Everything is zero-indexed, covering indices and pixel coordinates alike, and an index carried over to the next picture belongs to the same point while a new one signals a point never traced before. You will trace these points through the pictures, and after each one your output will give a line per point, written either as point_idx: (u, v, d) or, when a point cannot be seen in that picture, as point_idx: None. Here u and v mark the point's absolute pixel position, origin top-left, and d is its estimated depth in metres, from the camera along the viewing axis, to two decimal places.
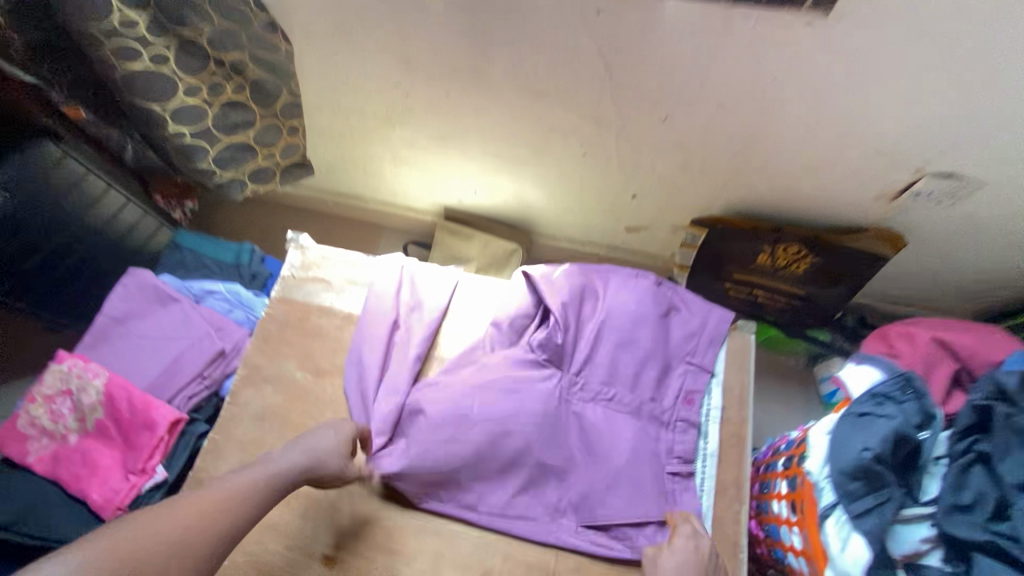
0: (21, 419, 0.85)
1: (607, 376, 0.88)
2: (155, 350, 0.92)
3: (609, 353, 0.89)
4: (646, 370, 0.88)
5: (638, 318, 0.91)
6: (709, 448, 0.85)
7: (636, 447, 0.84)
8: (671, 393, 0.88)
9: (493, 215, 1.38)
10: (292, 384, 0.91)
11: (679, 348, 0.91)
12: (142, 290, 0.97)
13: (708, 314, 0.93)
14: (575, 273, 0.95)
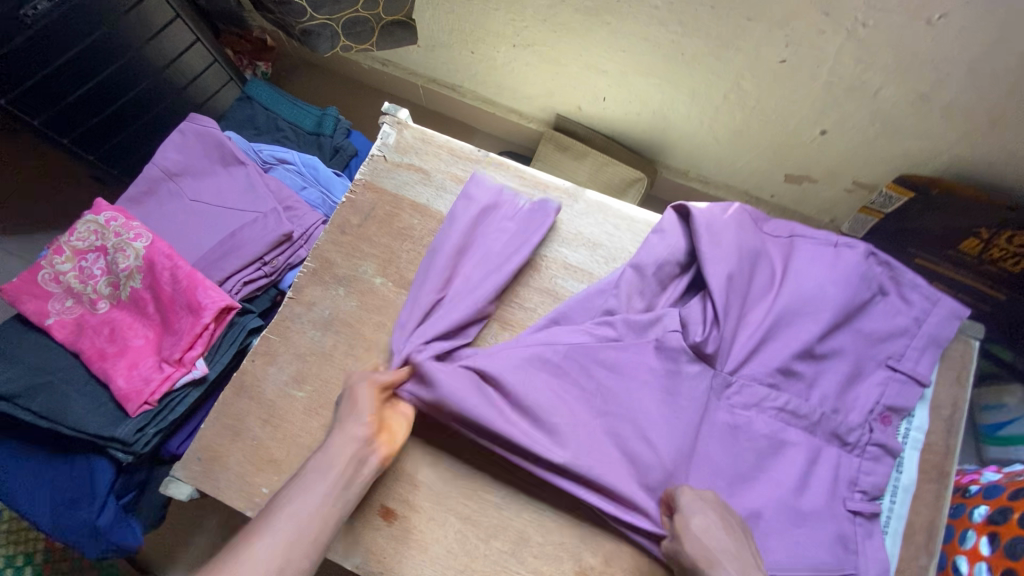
0: (43, 273, 0.68)
1: (781, 376, 0.66)
2: (212, 219, 0.74)
3: (789, 346, 0.67)
4: (828, 377, 0.67)
5: (830, 309, 0.68)
6: (903, 480, 0.66)
7: (804, 478, 0.64)
8: (861, 408, 0.67)
9: (617, 133, 1.13)
10: (369, 288, 0.73)
11: (880, 348, 0.69)
12: (204, 144, 0.78)
13: (931, 308, 0.70)
14: (747, 229, 0.71)
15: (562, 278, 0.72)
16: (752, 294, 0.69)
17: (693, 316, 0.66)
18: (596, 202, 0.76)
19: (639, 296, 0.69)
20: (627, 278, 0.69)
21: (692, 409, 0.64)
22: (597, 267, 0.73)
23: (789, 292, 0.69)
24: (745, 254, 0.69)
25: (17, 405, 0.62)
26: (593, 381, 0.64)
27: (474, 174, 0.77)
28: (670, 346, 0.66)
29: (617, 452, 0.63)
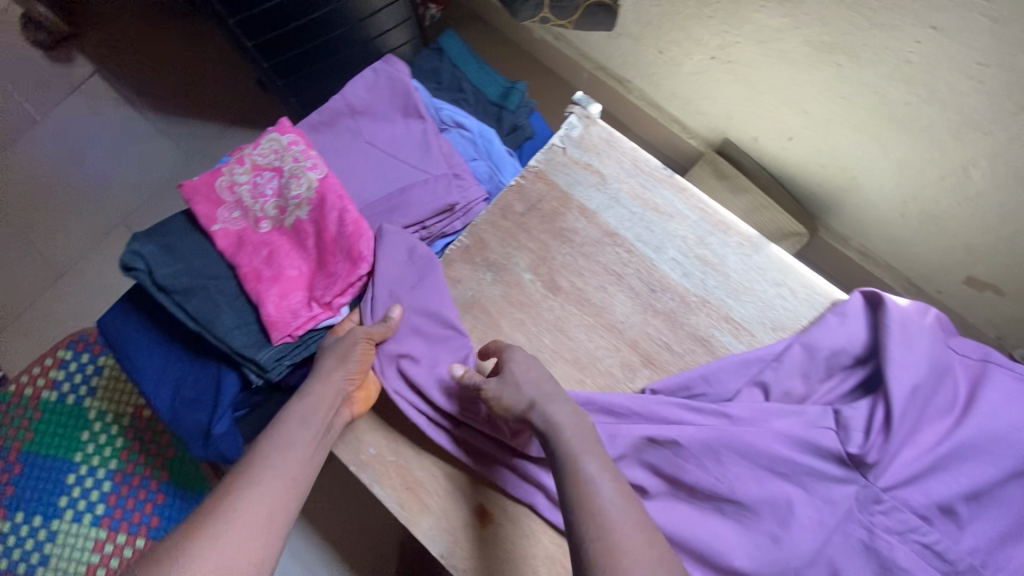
0: (220, 179, 0.69)
1: (934, 515, 0.58)
2: (382, 169, 0.73)
3: (953, 484, 0.58)
4: (990, 531, 0.58)
5: (1015, 460, 0.59)
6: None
7: None
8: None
9: (786, 177, 1.04)
10: (516, 281, 0.70)
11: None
12: (392, 88, 0.76)
13: None
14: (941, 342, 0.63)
15: (720, 330, 0.66)
16: (927, 412, 0.61)
17: (856, 422, 0.59)
18: (779, 260, 0.69)
19: (804, 376, 0.63)
20: (794, 357, 0.63)
21: (828, 518, 0.58)
22: (762, 330, 0.66)
23: (974, 424, 0.59)
24: (935, 369, 0.60)
25: (174, 300, 0.65)
26: (725, 457, 0.59)
27: (655, 193, 0.71)
28: (820, 442, 0.59)
29: (730, 534, 0.58)
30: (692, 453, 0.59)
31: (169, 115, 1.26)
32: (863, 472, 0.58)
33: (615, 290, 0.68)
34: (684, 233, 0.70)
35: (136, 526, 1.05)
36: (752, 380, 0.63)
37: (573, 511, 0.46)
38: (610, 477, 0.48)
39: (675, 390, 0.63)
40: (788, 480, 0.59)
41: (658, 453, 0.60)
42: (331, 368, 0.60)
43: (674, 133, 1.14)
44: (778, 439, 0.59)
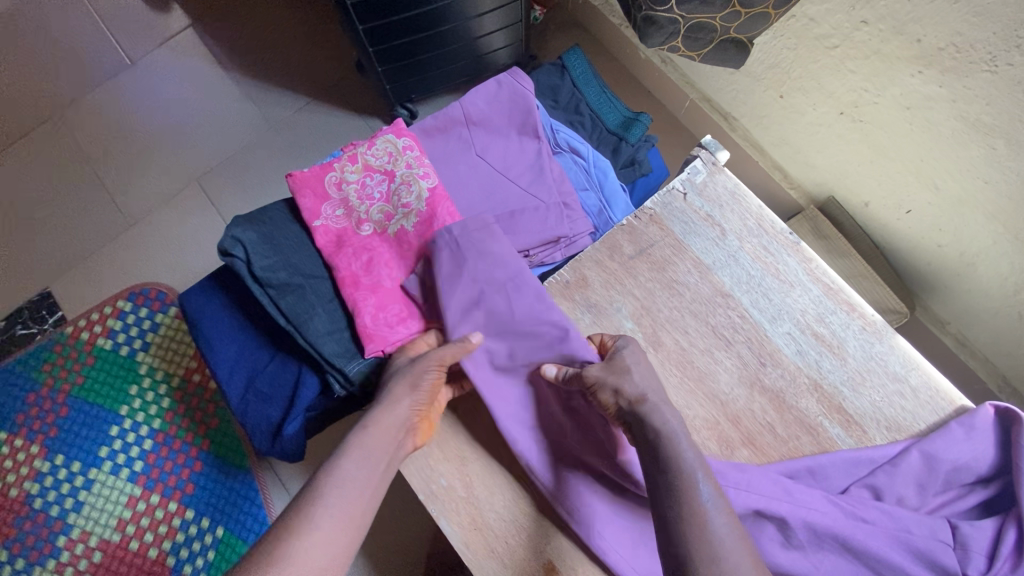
0: (330, 176, 0.67)
1: None
2: (492, 187, 0.70)
3: None
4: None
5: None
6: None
7: None
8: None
9: (892, 248, 0.97)
10: (615, 329, 0.66)
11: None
12: (513, 102, 0.72)
13: None
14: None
15: (828, 420, 0.62)
16: None
17: (976, 543, 0.54)
18: (903, 354, 0.64)
19: (920, 486, 0.58)
20: (911, 465, 0.58)
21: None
22: (874, 427, 0.62)
23: None
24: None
25: (269, 294, 0.63)
26: (825, 550, 0.55)
27: (776, 259, 0.67)
28: (932, 555, 0.54)
29: None
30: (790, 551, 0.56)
31: (258, 81, 1.24)
32: None
33: (720, 356, 0.64)
34: (803, 307, 0.66)
35: (172, 489, 1.05)
36: (860, 477, 0.59)
37: (684, 532, 0.45)
38: (725, 508, 0.47)
39: (780, 473, 0.58)
40: None
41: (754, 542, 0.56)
42: (398, 396, 0.56)
43: (774, 180, 1.07)
44: (886, 542, 0.55)
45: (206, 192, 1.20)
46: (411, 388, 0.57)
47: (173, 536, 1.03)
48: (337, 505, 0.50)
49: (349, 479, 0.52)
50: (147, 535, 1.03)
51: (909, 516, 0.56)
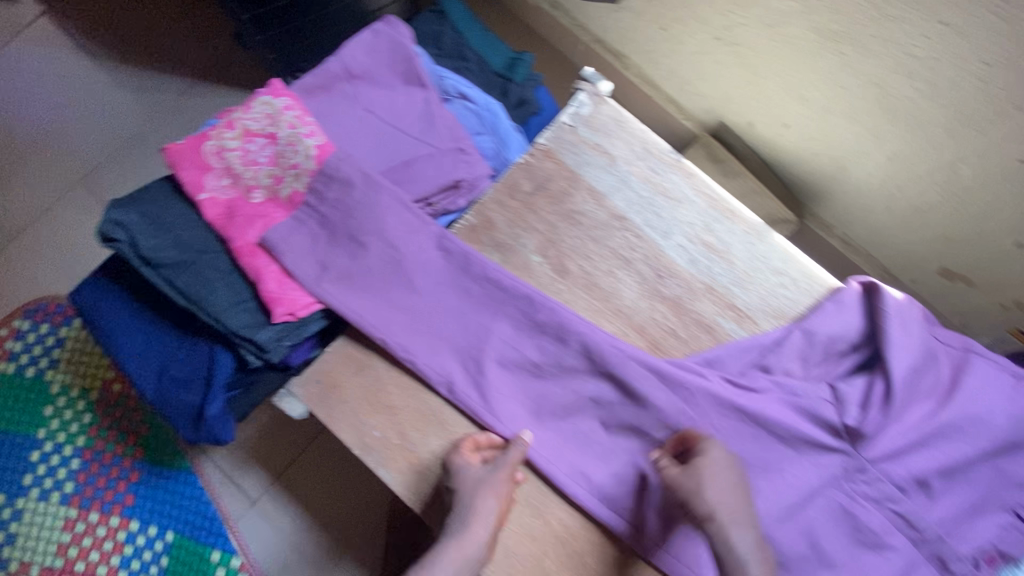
0: (211, 145, 0.65)
1: (908, 490, 0.61)
2: (385, 138, 0.69)
3: (934, 460, 0.61)
4: (959, 497, 0.62)
5: (987, 437, 0.61)
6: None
7: None
8: (974, 542, 0.61)
9: (777, 163, 1.05)
10: (523, 263, 0.68)
11: (1016, 493, 0.62)
12: (392, 51, 0.72)
13: None
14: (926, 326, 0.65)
15: (723, 318, 0.68)
16: (916, 394, 0.62)
17: (852, 396, 0.61)
18: (782, 250, 0.70)
19: (803, 359, 0.64)
20: (794, 342, 0.64)
21: (813, 479, 0.60)
22: (762, 316, 0.68)
23: (958, 410, 0.61)
24: (924, 350, 0.62)
25: (163, 275, 0.62)
26: (727, 425, 0.61)
27: (663, 177, 0.71)
28: (815, 411, 0.61)
29: None
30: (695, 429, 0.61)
31: (133, 66, 1.16)
32: (854, 441, 0.61)
33: (623, 276, 0.68)
34: (691, 218, 0.70)
35: (110, 504, 1.01)
36: (753, 358, 0.64)
37: None
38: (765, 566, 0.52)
39: (682, 365, 0.63)
40: (782, 443, 0.61)
41: (666, 430, 0.62)
42: (482, 503, 0.57)
43: (670, 114, 1.13)
44: (774, 406, 0.62)
45: (91, 192, 1.12)
46: (479, 519, 0.57)
47: (120, 551, 1.00)
48: None
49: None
50: (93, 555, 0.99)
51: (794, 382, 0.62)
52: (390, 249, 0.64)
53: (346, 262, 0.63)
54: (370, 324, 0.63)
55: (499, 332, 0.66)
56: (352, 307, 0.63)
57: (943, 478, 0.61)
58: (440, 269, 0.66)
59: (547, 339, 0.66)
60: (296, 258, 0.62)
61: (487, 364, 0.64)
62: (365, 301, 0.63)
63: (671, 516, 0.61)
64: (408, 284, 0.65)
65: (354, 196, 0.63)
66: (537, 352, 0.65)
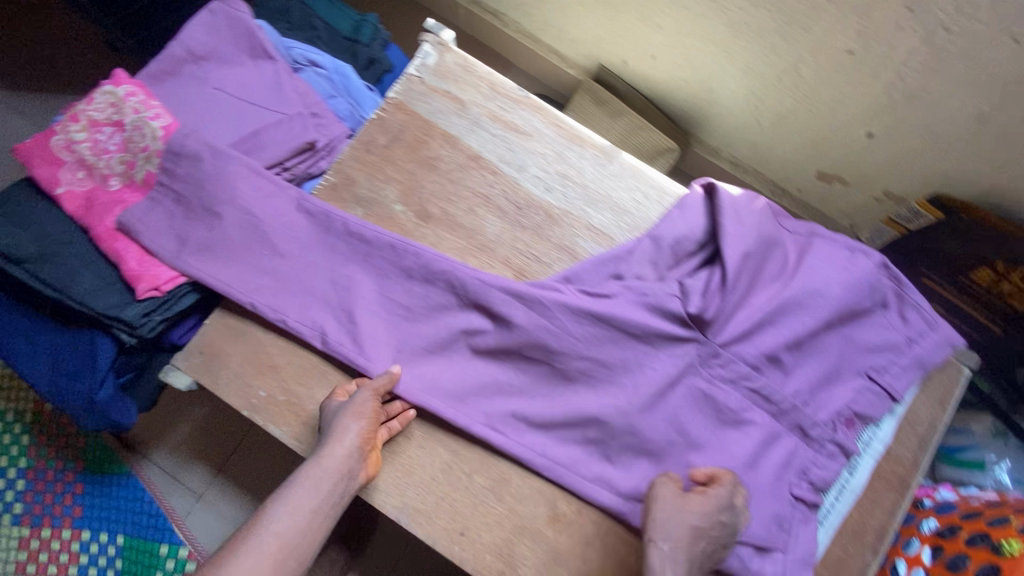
0: (61, 140, 0.67)
1: (760, 368, 0.65)
2: (236, 112, 0.71)
3: (779, 336, 0.65)
4: (812, 368, 0.66)
5: (828, 308, 0.66)
6: (853, 482, 0.66)
7: (750, 470, 0.64)
8: (831, 407, 0.66)
9: (659, 96, 1.08)
10: (386, 213, 0.70)
11: (866, 358, 0.67)
12: (235, 30, 0.74)
13: (927, 332, 0.68)
14: (768, 216, 0.69)
15: (583, 238, 0.71)
16: (758, 279, 0.67)
17: (696, 288, 0.65)
18: (631, 166, 0.74)
19: (653, 263, 0.68)
20: (643, 248, 0.68)
21: (671, 369, 0.65)
22: (617, 230, 0.72)
23: (795, 287, 0.66)
24: (762, 237, 0.67)
25: (26, 269, 0.63)
26: (584, 332, 0.65)
27: (512, 114, 0.74)
28: (666, 307, 0.65)
29: (589, 393, 0.65)
30: (557, 341, 0.65)
31: (19, 90, 1.15)
32: (702, 328, 0.65)
33: (484, 212, 0.71)
34: (544, 149, 0.73)
35: (59, 518, 1.02)
36: (608, 268, 0.68)
37: None
38: None
39: (540, 284, 0.67)
40: (639, 341, 0.65)
41: (532, 346, 0.66)
42: (344, 425, 0.60)
43: (555, 65, 1.15)
44: (628, 308, 0.65)
45: None
46: (339, 436, 0.59)
47: (77, 561, 1.00)
48: (277, 523, 0.55)
49: (295, 502, 0.56)
50: (49, 568, 1.00)
51: (644, 284, 0.66)
52: (247, 215, 0.66)
53: (204, 232, 0.66)
54: (238, 290, 0.66)
55: (368, 280, 0.68)
56: (216, 275, 0.65)
57: (794, 352, 0.66)
58: (300, 227, 0.68)
59: (412, 279, 0.68)
60: (152, 234, 0.65)
61: (358, 312, 0.67)
62: (228, 267, 0.66)
63: (547, 424, 0.65)
64: (269, 246, 0.67)
65: (202, 169, 0.66)
66: (405, 292, 0.68)
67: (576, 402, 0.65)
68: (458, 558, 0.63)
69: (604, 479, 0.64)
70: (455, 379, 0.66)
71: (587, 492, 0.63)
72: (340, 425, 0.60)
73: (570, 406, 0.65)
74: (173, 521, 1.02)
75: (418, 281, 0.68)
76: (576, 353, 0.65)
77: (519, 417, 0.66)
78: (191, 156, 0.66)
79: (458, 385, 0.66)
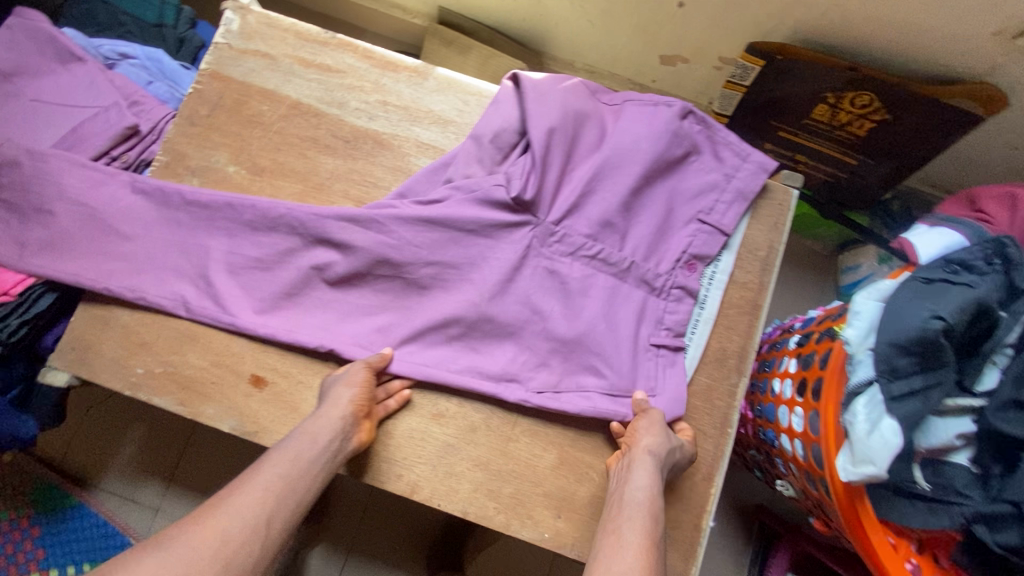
0: None
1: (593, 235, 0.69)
2: (53, 116, 0.73)
3: (604, 198, 0.69)
4: (645, 224, 0.70)
5: (643, 164, 0.69)
6: (705, 315, 0.71)
7: (605, 329, 0.68)
8: (669, 256, 0.70)
9: (499, 23, 1.10)
10: (222, 177, 0.73)
11: (693, 204, 0.71)
12: (36, 41, 0.75)
13: (744, 163, 0.72)
14: (578, 92, 0.72)
15: (415, 156, 0.74)
16: (576, 152, 0.71)
17: (516, 172, 0.69)
18: (446, 79, 0.76)
19: (479, 160, 0.71)
20: (465, 148, 0.71)
21: (512, 254, 0.68)
22: (446, 141, 0.75)
23: (609, 151, 0.70)
24: (570, 113, 0.70)
25: None
26: (423, 239, 0.68)
27: (323, 57, 0.76)
28: (493, 197, 0.69)
29: (441, 294, 0.69)
30: (400, 253, 0.68)
31: None
32: (529, 210, 0.68)
33: (315, 154, 0.74)
34: (360, 83, 0.76)
35: (24, 565, 1.03)
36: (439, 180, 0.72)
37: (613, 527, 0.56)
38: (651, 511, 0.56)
39: (376, 205, 0.70)
40: (476, 235, 0.69)
41: (378, 263, 0.68)
42: (339, 389, 0.61)
43: (398, 18, 1.17)
44: (460, 207, 0.69)
45: None
46: (335, 400, 0.60)
47: None
48: (273, 473, 0.54)
49: (290, 456, 0.56)
50: None
51: (471, 182, 0.70)
52: (82, 207, 0.68)
53: (40, 232, 0.67)
54: (89, 279, 0.67)
55: (212, 244, 0.69)
56: (62, 270, 0.66)
57: (624, 214, 0.69)
58: (135, 205, 0.69)
59: (259, 231, 0.69)
60: None
61: (211, 273, 0.68)
62: (73, 260, 0.67)
63: (410, 336, 0.68)
64: (108, 233, 0.68)
65: (26, 173, 0.67)
66: (252, 245, 0.69)
67: (432, 306, 0.69)
68: (359, 472, 0.67)
69: (473, 368, 0.68)
70: (319, 310, 0.70)
71: (458, 383, 0.67)
72: (336, 392, 0.61)
73: (428, 310, 0.69)
74: (135, 537, 1.05)
75: (263, 223, 0.69)
76: (421, 260, 0.68)
77: (384, 330, 0.69)
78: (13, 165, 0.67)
79: (323, 315, 0.69)
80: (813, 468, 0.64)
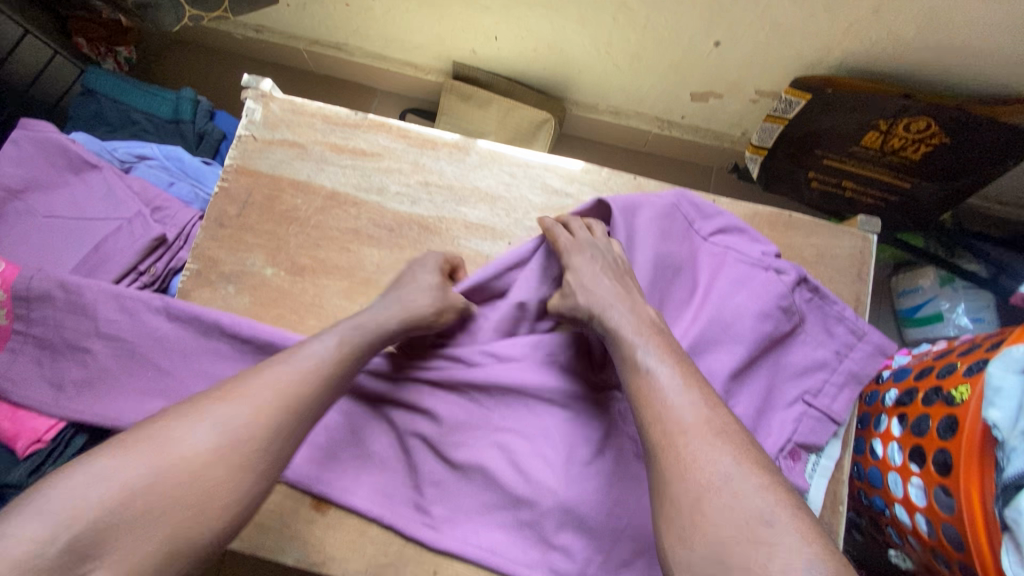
0: None
1: None
2: (72, 231, 0.68)
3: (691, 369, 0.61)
4: (746, 404, 0.62)
5: (747, 344, 0.61)
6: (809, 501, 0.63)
7: None
8: (774, 444, 0.62)
9: (519, 74, 1.06)
10: (261, 281, 0.67)
11: (797, 383, 0.64)
12: (45, 152, 0.70)
13: (858, 343, 0.65)
14: (674, 238, 0.66)
15: (465, 238, 0.69)
16: (667, 309, 0.65)
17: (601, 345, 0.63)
18: (489, 152, 0.72)
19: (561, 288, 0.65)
20: (547, 271, 0.65)
21: (594, 436, 0.60)
22: (498, 219, 0.70)
23: (706, 321, 0.62)
24: (661, 265, 0.64)
25: None
26: (497, 409, 0.62)
27: (356, 140, 0.71)
28: (574, 371, 0.63)
29: (509, 472, 0.59)
30: (479, 433, 0.62)
31: None
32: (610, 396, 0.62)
33: (358, 246, 0.68)
34: (397, 165, 0.71)
35: None
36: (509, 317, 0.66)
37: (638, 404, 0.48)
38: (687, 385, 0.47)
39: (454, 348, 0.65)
40: (553, 406, 0.62)
41: (454, 442, 0.61)
42: (375, 312, 0.57)
43: (412, 76, 1.14)
44: (538, 376, 0.63)
45: None
46: (366, 318, 0.56)
47: None
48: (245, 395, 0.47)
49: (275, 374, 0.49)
50: None
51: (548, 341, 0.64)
52: (117, 341, 0.62)
53: (70, 370, 0.61)
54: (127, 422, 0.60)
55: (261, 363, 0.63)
56: (100, 412, 0.60)
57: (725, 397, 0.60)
58: (171, 331, 0.63)
59: None
60: (16, 390, 0.60)
61: None
62: (111, 397, 0.61)
63: (478, 514, 0.60)
64: (145, 364, 0.62)
65: (48, 303, 0.62)
66: None
67: (503, 489, 0.59)
68: None
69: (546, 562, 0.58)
70: (386, 466, 0.63)
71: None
72: (359, 326, 0.55)
73: (499, 499, 0.60)
74: None
75: None
76: (494, 427, 0.62)
77: (456, 496, 0.61)
78: (34, 295, 0.61)
79: (390, 464, 0.63)
80: (946, 547, 0.57)
